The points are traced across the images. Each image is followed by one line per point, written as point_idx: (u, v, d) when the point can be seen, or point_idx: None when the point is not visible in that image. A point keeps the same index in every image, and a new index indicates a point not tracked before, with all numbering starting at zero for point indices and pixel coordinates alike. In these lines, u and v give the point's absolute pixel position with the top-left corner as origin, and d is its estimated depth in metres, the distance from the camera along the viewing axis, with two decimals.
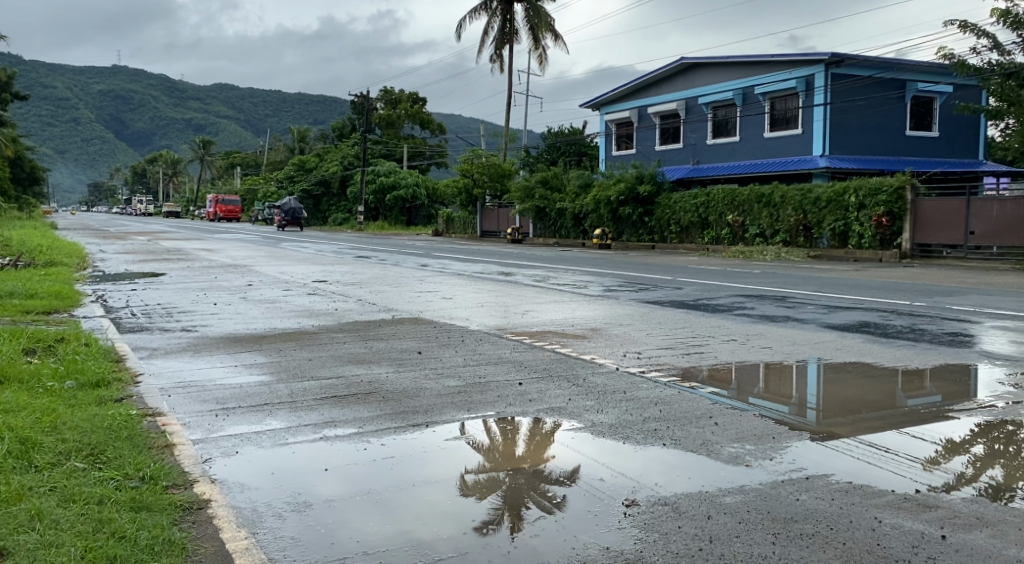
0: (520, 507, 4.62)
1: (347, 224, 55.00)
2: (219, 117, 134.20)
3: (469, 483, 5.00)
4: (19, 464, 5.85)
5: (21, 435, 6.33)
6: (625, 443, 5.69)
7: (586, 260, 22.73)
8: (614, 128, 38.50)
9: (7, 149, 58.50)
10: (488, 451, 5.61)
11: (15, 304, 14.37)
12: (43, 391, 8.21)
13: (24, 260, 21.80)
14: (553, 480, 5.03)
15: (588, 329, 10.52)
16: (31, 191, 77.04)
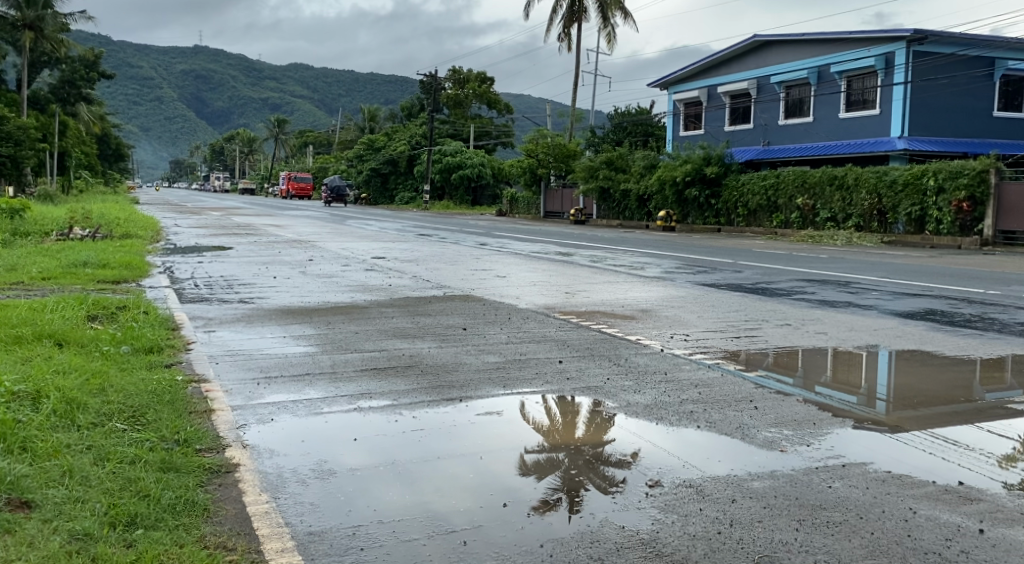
0: (574, 483, 4.54)
1: (414, 203, 55.47)
2: (295, 97, 136.34)
3: (528, 463, 4.88)
4: (62, 421, 5.94)
5: (66, 396, 6.43)
6: (659, 424, 5.53)
7: (648, 242, 22.42)
8: (682, 108, 37.90)
9: (92, 126, 60.36)
10: (539, 430, 5.49)
11: (85, 272, 14.71)
12: (99, 354, 8.38)
13: (100, 231, 22.46)
14: (604, 462, 4.88)
15: (638, 310, 10.32)
16: (114, 166, 79.41)
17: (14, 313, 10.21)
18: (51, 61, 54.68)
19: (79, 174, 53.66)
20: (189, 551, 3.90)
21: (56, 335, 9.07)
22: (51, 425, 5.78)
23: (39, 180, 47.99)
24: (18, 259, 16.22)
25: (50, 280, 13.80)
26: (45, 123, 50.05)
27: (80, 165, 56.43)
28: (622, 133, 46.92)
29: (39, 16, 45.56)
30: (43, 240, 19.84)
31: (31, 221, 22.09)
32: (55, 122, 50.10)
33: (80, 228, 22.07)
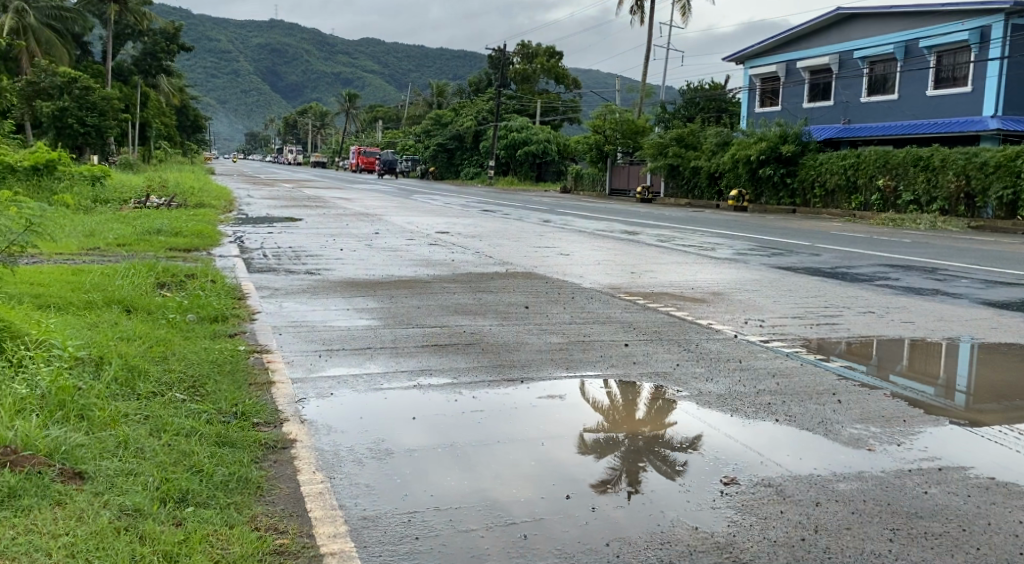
0: (642, 475, 4.31)
1: (479, 178, 55.46)
2: (365, 71, 137.27)
3: (588, 443, 4.78)
4: (122, 389, 5.86)
5: (128, 365, 6.35)
6: (734, 416, 5.24)
7: (718, 223, 21.91)
8: (757, 84, 36.97)
9: (171, 98, 61.25)
10: (605, 414, 5.26)
11: (159, 240, 14.81)
12: (164, 322, 8.36)
13: (176, 199, 22.78)
14: (678, 453, 4.64)
15: (708, 293, 9.97)
16: (191, 139, 80.79)
17: (87, 279, 10.27)
18: (133, 33, 55.53)
19: (158, 144, 54.69)
20: (239, 533, 3.75)
21: (125, 302, 9.07)
22: (110, 392, 5.70)
23: (120, 150, 48.91)
24: (95, 225, 16.42)
25: (125, 247, 13.91)
26: (126, 94, 50.93)
27: (158, 136, 57.41)
28: (693, 109, 46.02)
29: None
30: (121, 208, 20.07)
31: (108, 187, 22.39)
32: (136, 94, 50.94)
33: (155, 197, 22.32)
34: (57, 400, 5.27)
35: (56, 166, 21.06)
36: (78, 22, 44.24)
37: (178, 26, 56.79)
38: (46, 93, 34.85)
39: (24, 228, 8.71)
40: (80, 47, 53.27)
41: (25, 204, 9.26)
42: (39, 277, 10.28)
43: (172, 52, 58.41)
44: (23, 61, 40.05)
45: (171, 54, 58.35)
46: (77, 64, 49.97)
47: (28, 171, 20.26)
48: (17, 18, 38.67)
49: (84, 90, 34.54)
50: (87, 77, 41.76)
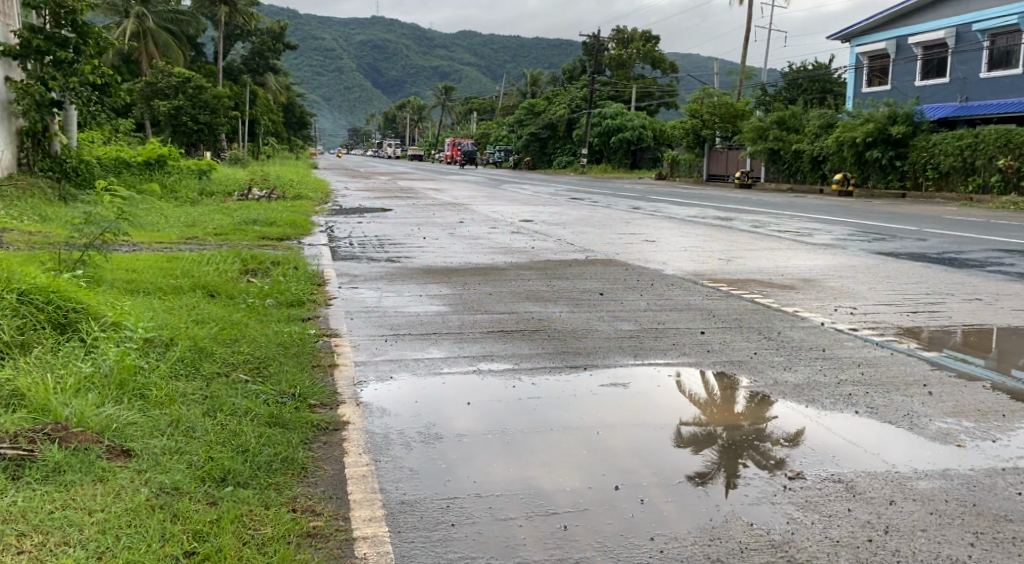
0: (734, 466, 4.05)
1: (572, 167, 55.16)
2: (462, 64, 138.23)
3: (684, 435, 4.50)
4: (186, 368, 5.40)
5: (195, 344, 5.83)
6: (808, 407, 4.89)
7: (820, 207, 21.11)
8: (865, 62, 35.57)
9: (277, 95, 62.67)
10: (700, 405, 4.99)
11: (253, 229, 14.98)
12: (242, 306, 7.83)
13: (275, 191, 23.18)
14: (771, 445, 4.33)
15: (799, 280, 9.49)
16: (297, 135, 82.56)
17: (178, 264, 10.09)
18: (243, 34, 56.49)
19: (265, 141, 56.04)
20: (272, 514, 3.58)
21: (209, 287, 8.63)
22: (176, 372, 5.25)
23: (231, 147, 50.09)
24: (196, 215, 16.79)
25: (223, 235, 14.04)
26: (236, 92, 52.10)
27: (266, 132, 58.75)
28: (795, 91, 44.57)
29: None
30: (224, 200, 20.42)
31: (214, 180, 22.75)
32: (245, 91, 52.07)
33: (257, 189, 22.68)
34: (120, 379, 4.81)
35: (166, 161, 21.21)
36: (194, 25, 43.61)
37: (285, 26, 57.54)
38: (162, 93, 35.36)
39: (118, 217, 8.67)
40: (195, 48, 53.70)
41: (118, 192, 9.09)
42: (132, 263, 10.04)
43: (278, 51, 59.44)
44: (142, 62, 40.67)
45: (276, 53, 59.55)
46: (192, 65, 50.86)
47: (141, 167, 20.50)
48: (136, 23, 39.51)
49: (197, 88, 35.09)
50: (204, 79, 42.08)
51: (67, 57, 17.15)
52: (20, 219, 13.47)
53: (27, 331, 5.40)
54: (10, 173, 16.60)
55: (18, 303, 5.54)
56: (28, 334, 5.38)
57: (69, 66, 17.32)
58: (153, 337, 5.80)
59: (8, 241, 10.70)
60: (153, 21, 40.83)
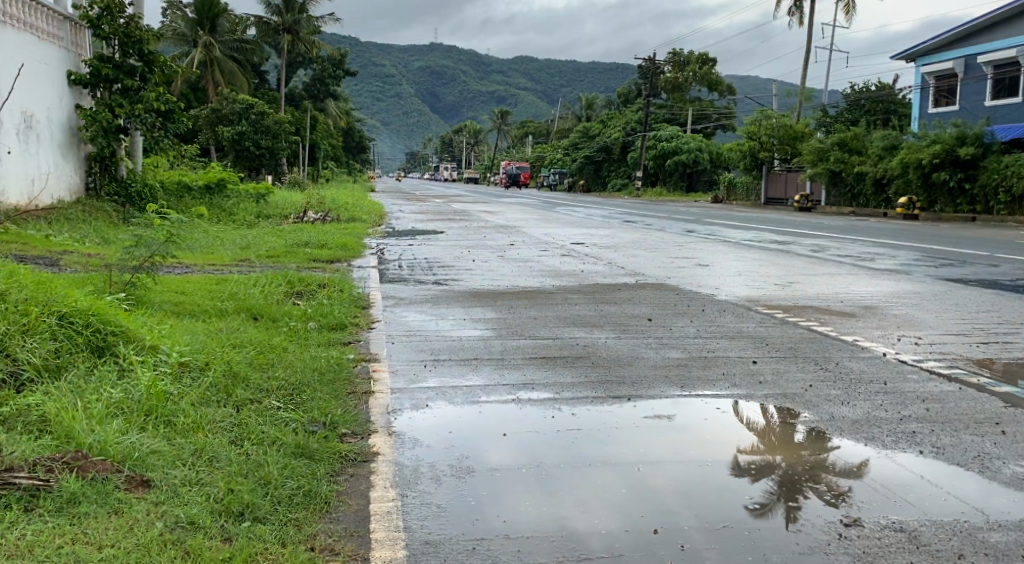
0: (791, 501, 3.85)
1: (626, 190, 54.86)
2: (518, 88, 138.87)
3: (743, 466, 4.31)
4: (219, 394, 5.18)
5: (230, 369, 5.64)
6: (868, 443, 4.59)
7: (883, 231, 20.49)
8: (931, 82, 34.71)
9: (337, 119, 63.36)
10: (759, 435, 4.77)
11: (305, 252, 14.94)
12: (285, 329, 7.64)
13: (330, 214, 23.29)
14: (827, 480, 4.11)
15: (860, 307, 9.10)
16: (356, 159, 83.44)
17: (226, 286, 9.98)
18: (306, 62, 57.03)
19: (324, 165, 56.65)
20: (288, 553, 3.41)
21: (253, 311, 8.43)
22: (209, 399, 5.02)
23: (292, 172, 50.61)
24: (252, 238, 16.82)
25: (274, 258, 14.01)
26: (299, 118, 52.75)
27: (326, 157, 59.45)
28: (857, 113, 43.70)
29: (297, 20, 45.32)
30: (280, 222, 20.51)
31: (273, 204, 22.70)
32: (306, 117, 52.64)
33: (313, 212, 22.76)
34: (149, 406, 4.55)
35: (226, 185, 21.20)
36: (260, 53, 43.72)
37: (345, 53, 58.06)
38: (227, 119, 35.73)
39: (167, 239, 8.52)
40: (259, 76, 54.05)
41: (166, 215, 8.96)
42: (181, 287, 9.91)
43: (339, 77, 59.96)
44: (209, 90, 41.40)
45: (337, 79, 60.24)
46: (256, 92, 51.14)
47: (202, 191, 20.54)
48: (204, 51, 40.20)
49: (260, 115, 35.41)
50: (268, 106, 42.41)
51: (133, 85, 17.50)
52: (81, 241, 13.61)
53: (61, 353, 5.15)
54: (77, 196, 16.97)
55: (53, 325, 5.28)
56: (62, 356, 5.12)
57: (136, 94, 17.59)
58: (187, 361, 5.56)
59: (60, 264, 10.65)
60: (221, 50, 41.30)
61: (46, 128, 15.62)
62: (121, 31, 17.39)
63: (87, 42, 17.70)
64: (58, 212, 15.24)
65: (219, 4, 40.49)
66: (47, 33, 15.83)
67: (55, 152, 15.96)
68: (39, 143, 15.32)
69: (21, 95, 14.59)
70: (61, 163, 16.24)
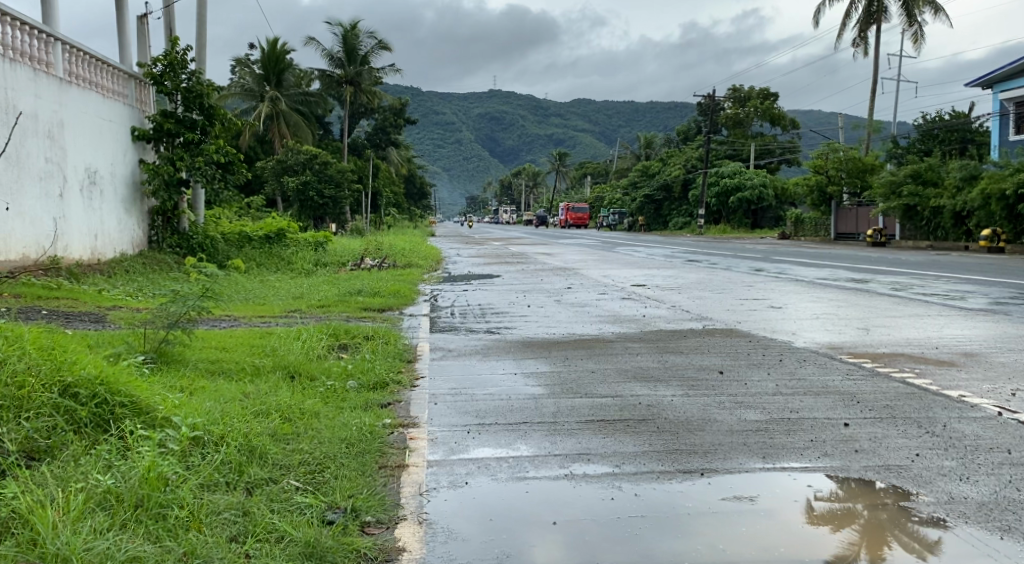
0: (883, 549, 4.03)
1: (688, 228, 53.97)
2: (577, 130, 138.80)
3: (821, 510, 4.42)
4: (230, 473, 4.45)
5: (247, 443, 4.84)
6: (985, 513, 4.40)
7: (968, 266, 19.27)
8: (1011, 108, 33.04)
9: (400, 167, 63.35)
10: (841, 479, 4.82)
11: (357, 301, 14.38)
12: (320, 390, 6.90)
13: (387, 260, 22.87)
14: (914, 529, 4.23)
15: (958, 354, 8.21)
16: (418, 204, 83.56)
17: (268, 340, 9.23)
18: (369, 111, 57.23)
19: (388, 212, 56.59)
20: None
21: (289, 367, 7.66)
22: (217, 478, 4.33)
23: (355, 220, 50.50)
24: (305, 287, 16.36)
25: (325, 308, 13.40)
26: (361, 166, 52.88)
27: (388, 204, 59.59)
28: (930, 143, 42.16)
29: (359, 72, 45.46)
30: (338, 270, 19.98)
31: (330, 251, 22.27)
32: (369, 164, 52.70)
33: (370, 259, 22.31)
34: (141, 494, 3.85)
35: (285, 234, 20.87)
36: (325, 105, 43.95)
37: (406, 101, 58.28)
38: (289, 170, 36.00)
39: (203, 294, 7.75)
40: (322, 126, 54.17)
41: (203, 267, 8.26)
42: (222, 340, 9.17)
43: (401, 126, 60.07)
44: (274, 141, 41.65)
45: (399, 127, 60.18)
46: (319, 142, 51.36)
47: (262, 241, 20.24)
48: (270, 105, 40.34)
49: (325, 164, 35.31)
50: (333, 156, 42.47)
51: (195, 139, 17.37)
52: (133, 295, 13.11)
53: (55, 433, 4.51)
54: (141, 250, 16.78)
55: (52, 399, 4.65)
56: (55, 436, 4.49)
57: (197, 147, 17.49)
58: (199, 435, 4.77)
59: (103, 322, 10.07)
60: (286, 103, 41.56)
61: (111, 183, 15.43)
62: (182, 88, 17.49)
63: (151, 99, 17.59)
64: (119, 266, 14.97)
65: (284, 58, 40.80)
66: (112, 91, 15.77)
67: (119, 208, 15.81)
68: (103, 199, 15.14)
69: (86, 152, 14.41)
70: (125, 218, 16.08)
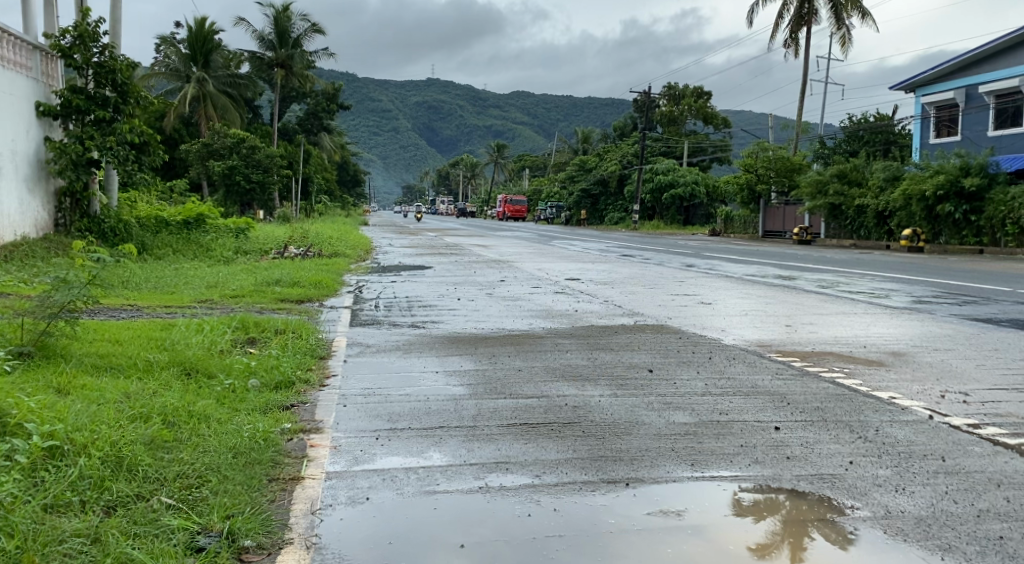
0: (805, 538, 3.96)
1: (622, 223, 54.08)
2: (514, 123, 138.42)
3: (746, 502, 4.31)
4: (86, 491, 3.89)
5: (111, 453, 4.24)
6: (933, 524, 4.13)
7: (893, 265, 19.31)
8: (932, 112, 33.61)
9: (334, 155, 62.00)
10: (767, 471, 4.71)
11: (275, 290, 13.68)
12: (216, 389, 6.26)
13: (314, 250, 22.11)
14: (838, 522, 4.13)
15: (888, 353, 7.97)
16: (354, 193, 82.18)
17: (172, 334, 8.48)
18: (300, 97, 55.80)
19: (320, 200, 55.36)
20: None
21: (186, 362, 7.00)
22: (68, 498, 3.77)
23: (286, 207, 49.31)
24: (220, 276, 15.57)
25: (240, 299, 12.66)
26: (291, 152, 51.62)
27: (320, 191, 58.37)
28: (856, 144, 42.75)
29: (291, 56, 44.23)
30: (261, 258, 19.15)
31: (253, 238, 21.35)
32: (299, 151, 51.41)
33: (296, 247, 21.50)
34: None
35: (205, 220, 19.94)
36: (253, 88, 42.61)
37: (340, 87, 56.92)
38: (217, 155, 34.78)
39: (89, 282, 6.96)
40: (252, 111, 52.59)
41: (92, 254, 7.44)
42: (117, 333, 8.43)
43: (334, 112, 58.68)
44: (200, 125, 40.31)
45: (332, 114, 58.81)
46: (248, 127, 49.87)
47: (180, 227, 19.27)
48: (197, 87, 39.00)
49: (252, 149, 34.18)
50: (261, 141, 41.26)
51: (107, 117, 16.35)
52: (28, 282, 12.14)
53: None
54: (46, 233, 15.81)
55: None
56: None
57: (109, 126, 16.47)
58: (58, 445, 4.17)
59: None
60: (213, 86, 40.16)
61: (11, 162, 14.45)
62: (94, 62, 16.47)
63: (60, 74, 16.58)
64: (20, 250, 14.00)
65: (212, 39, 39.27)
66: (14, 62, 14.70)
67: (21, 187, 14.82)
68: (2, 178, 14.12)
69: None
70: (27, 199, 15.08)
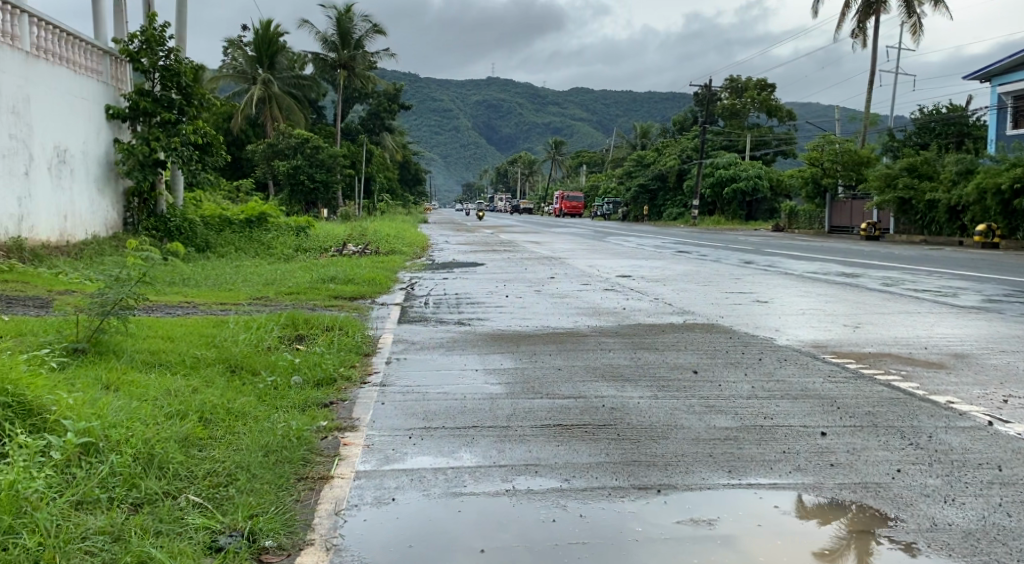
0: (867, 543, 3.89)
1: (683, 219, 53.45)
2: (574, 119, 137.86)
3: (809, 506, 4.24)
4: (117, 487, 3.94)
5: (142, 449, 4.28)
6: (981, 537, 3.95)
7: (960, 262, 18.69)
8: (1010, 102, 32.34)
9: (395, 153, 62.46)
10: (825, 477, 4.61)
11: (329, 288, 13.79)
12: (258, 386, 6.31)
13: (371, 246, 22.29)
14: (890, 533, 3.99)
15: (948, 355, 7.68)
16: (414, 190, 82.60)
17: (222, 331, 8.59)
18: (361, 95, 56.35)
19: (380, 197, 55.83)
20: None
21: (232, 359, 7.08)
22: (97, 495, 3.81)
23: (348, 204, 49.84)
24: (276, 273, 15.80)
25: (294, 296, 12.79)
26: (353, 150, 52.15)
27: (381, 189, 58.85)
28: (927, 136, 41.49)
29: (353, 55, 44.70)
30: (318, 255, 19.37)
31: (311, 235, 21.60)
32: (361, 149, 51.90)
33: (352, 245, 21.70)
34: None
35: (266, 218, 20.25)
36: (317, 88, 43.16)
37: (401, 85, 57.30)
38: (281, 154, 35.31)
39: (138, 279, 7.06)
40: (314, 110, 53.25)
41: (143, 253, 7.56)
42: (168, 330, 8.56)
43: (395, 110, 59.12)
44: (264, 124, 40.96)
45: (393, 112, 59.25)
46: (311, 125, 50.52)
47: (242, 225, 19.59)
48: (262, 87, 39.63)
49: (314, 147, 34.61)
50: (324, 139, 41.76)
51: (171, 118, 16.68)
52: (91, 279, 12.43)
53: None
54: (114, 231, 16.21)
55: None
56: None
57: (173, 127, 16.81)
58: (93, 441, 4.23)
59: (43, 307, 9.41)
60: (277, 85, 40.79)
61: (81, 163, 14.85)
62: (159, 65, 16.84)
63: (129, 77, 16.99)
64: (88, 248, 14.38)
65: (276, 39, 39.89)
66: (84, 67, 15.08)
67: (90, 187, 15.22)
68: (73, 178, 14.51)
69: (55, 129, 13.83)
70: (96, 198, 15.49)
